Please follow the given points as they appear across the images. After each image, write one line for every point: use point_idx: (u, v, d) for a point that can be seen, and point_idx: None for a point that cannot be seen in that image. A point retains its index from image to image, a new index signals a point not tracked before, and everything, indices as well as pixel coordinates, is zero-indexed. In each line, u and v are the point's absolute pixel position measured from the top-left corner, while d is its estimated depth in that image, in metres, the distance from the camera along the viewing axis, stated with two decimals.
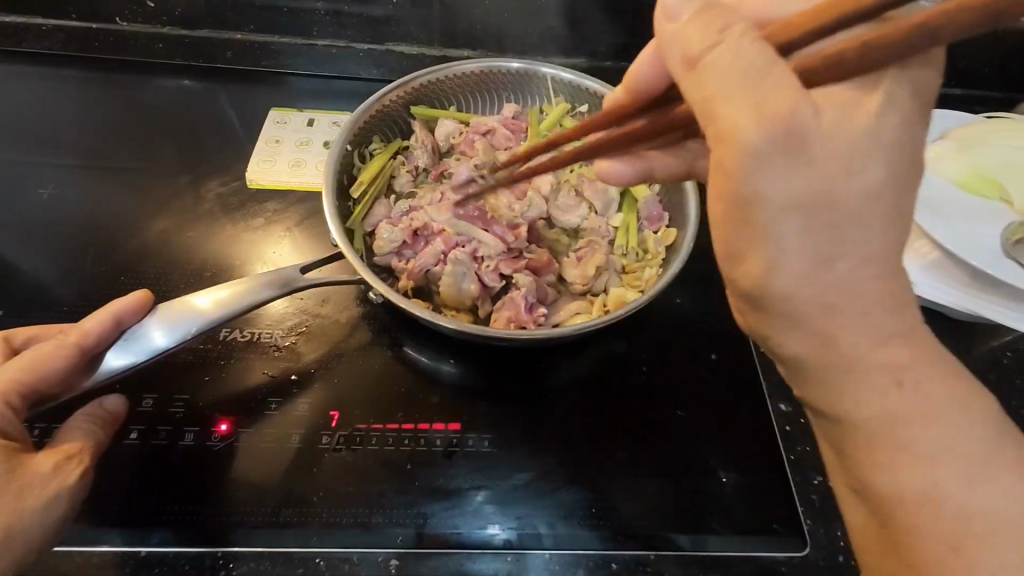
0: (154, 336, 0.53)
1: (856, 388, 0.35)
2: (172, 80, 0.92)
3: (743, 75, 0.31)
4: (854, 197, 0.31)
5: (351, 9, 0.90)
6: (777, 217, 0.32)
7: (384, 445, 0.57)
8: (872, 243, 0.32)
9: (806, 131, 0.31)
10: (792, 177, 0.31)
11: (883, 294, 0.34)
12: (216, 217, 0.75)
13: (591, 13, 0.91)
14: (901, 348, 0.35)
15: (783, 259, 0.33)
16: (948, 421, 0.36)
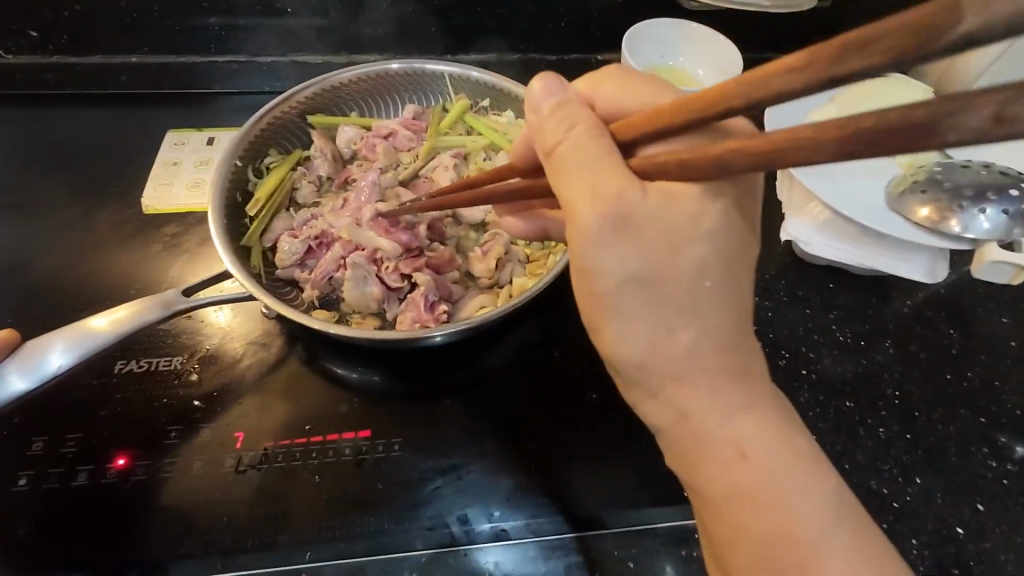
0: (51, 361, 0.53)
1: (704, 456, 0.40)
2: (66, 109, 0.89)
3: (582, 166, 0.37)
4: (683, 275, 0.37)
5: (245, 22, 0.88)
6: (616, 290, 0.37)
7: (291, 461, 0.56)
8: (704, 322, 0.37)
9: (640, 213, 0.35)
10: (624, 257, 0.36)
11: (724, 365, 0.39)
12: (112, 247, 0.73)
13: (491, 7, 0.90)
14: (736, 406, 0.40)
15: (628, 332, 0.38)
16: (783, 484, 0.40)
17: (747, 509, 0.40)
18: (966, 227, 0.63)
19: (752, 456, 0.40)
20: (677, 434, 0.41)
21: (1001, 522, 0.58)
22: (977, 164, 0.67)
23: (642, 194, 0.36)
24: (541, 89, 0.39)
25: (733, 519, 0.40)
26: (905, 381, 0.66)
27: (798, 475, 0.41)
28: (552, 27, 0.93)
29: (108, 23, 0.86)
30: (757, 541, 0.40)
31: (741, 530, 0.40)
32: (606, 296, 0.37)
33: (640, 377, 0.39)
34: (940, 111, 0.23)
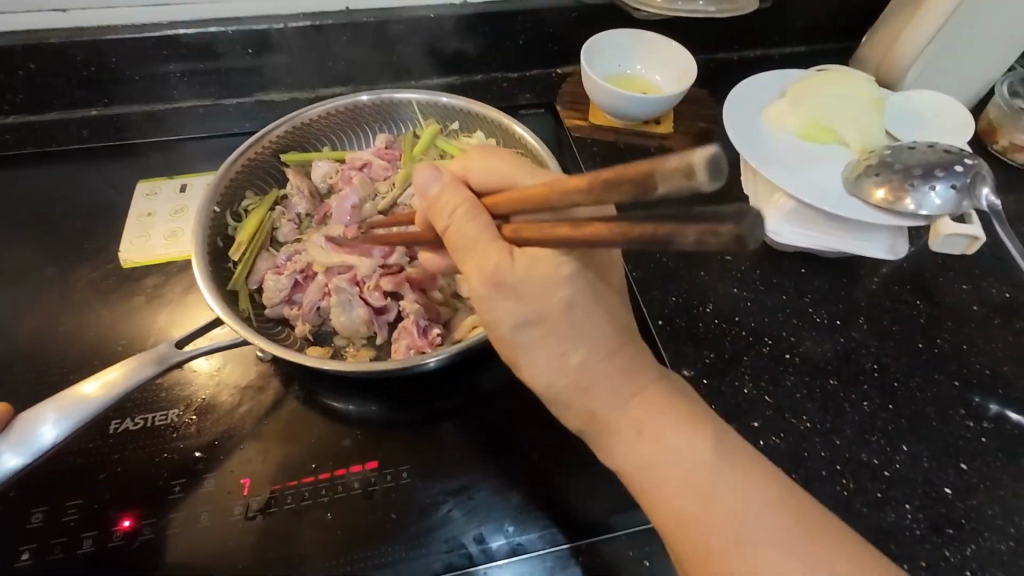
0: (43, 434, 0.52)
1: (617, 449, 0.47)
2: (27, 168, 0.87)
3: (467, 243, 0.46)
4: (563, 309, 0.45)
5: (207, 66, 0.88)
6: (513, 334, 0.46)
7: (301, 501, 0.56)
8: (584, 340, 0.46)
9: (512, 277, 0.45)
10: (511, 309, 0.45)
11: (612, 369, 0.47)
12: (92, 305, 0.72)
13: (452, 32, 0.92)
14: (640, 409, 0.47)
15: (533, 361, 0.47)
16: (692, 462, 0.45)
17: (670, 496, 0.44)
18: (920, 205, 0.67)
19: (668, 450, 0.45)
20: (593, 436, 0.49)
21: (984, 478, 0.61)
22: (921, 145, 0.71)
23: (514, 263, 0.45)
24: (423, 181, 0.48)
25: (662, 509, 0.45)
26: (881, 354, 0.70)
27: (714, 460, 0.45)
28: (513, 46, 0.95)
29: (65, 78, 0.85)
30: (684, 526, 0.43)
31: (670, 518, 0.44)
32: (509, 337, 0.47)
33: (551, 394, 0.48)
34: (664, 233, 0.34)
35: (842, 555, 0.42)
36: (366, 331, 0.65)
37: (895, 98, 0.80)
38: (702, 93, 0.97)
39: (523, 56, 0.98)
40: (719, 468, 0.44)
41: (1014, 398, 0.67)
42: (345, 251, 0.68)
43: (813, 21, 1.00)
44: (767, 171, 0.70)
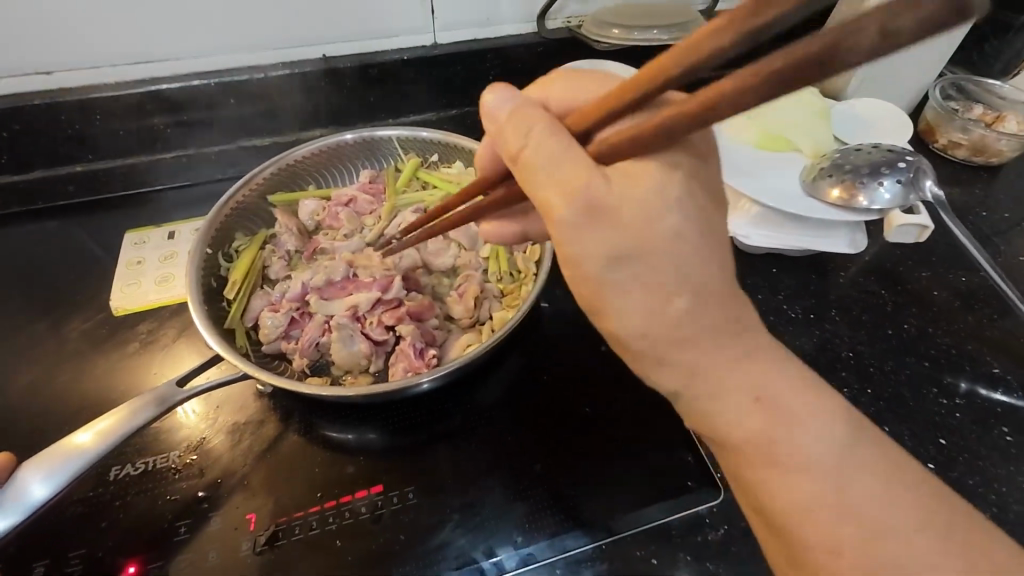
0: (33, 490, 0.52)
1: (717, 414, 0.42)
2: (12, 227, 0.88)
3: (551, 159, 0.37)
4: (667, 243, 0.38)
5: (190, 117, 0.91)
6: (604, 269, 0.38)
7: (309, 531, 0.56)
8: (693, 275, 0.38)
9: (609, 198, 0.37)
10: (605, 238, 0.37)
11: (721, 318, 0.40)
12: (85, 354, 0.72)
13: (426, 72, 0.97)
14: (755, 372, 0.42)
15: (625, 306, 0.39)
16: (808, 434, 0.42)
17: (779, 481, 0.42)
18: (872, 200, 0.73)
19: (789, 441, 0.42)
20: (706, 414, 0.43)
21: (962, 451, 0.64)
22: (867, 146, 0.77)
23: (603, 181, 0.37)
24: (494, 106, 0.41)
25: (771, 493, 0.42)
26: (855, 342, 0.74)
27: (827, 432, 0.42)
28: (484, 82, 1.01)
29: (48, 136, 0.87)
30: (807, 525, 0.41)
31: (789, 515, 0.42)
32: (594, 275, 0.38)
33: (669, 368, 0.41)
34: (837, 43, 0.26)
35: (940, 514, 0.41)
36: (366, 364, 0.67)
37: (839, 107, 0.87)
38: None
39: None
40: (839, 457, 0.42)
41: (981, 373, 0.71)
42: (340, 291, 0.71)
43: None
44: (732, 180, 0.76)
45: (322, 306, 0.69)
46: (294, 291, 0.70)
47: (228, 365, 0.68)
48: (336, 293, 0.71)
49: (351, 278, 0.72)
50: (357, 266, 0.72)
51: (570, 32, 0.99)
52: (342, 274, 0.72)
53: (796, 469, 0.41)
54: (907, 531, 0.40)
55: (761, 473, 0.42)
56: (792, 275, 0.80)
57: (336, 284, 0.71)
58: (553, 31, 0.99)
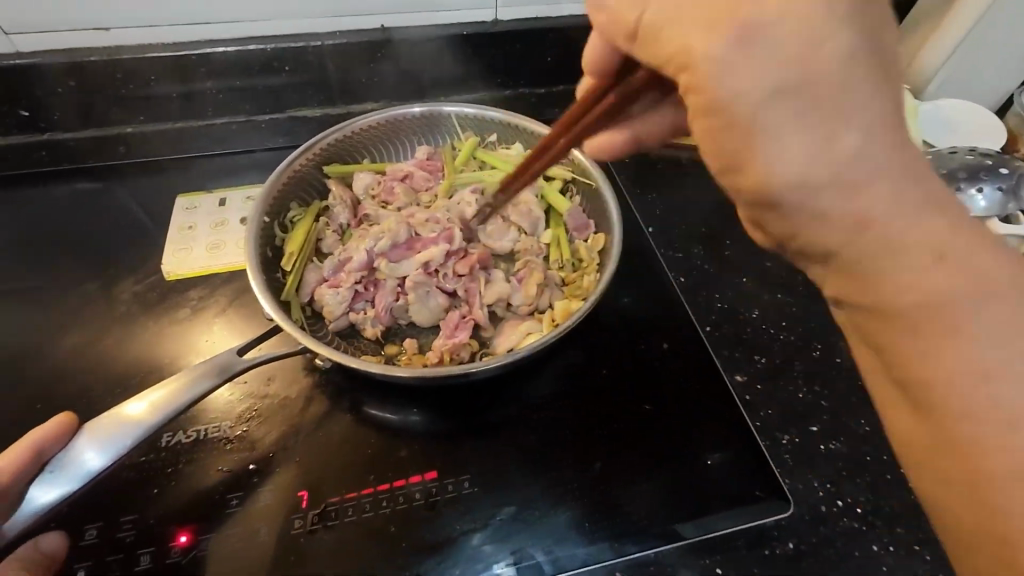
0: (87, 459, 0.50)
1: (937, 306, 0.35)
2: (64, 186, 0.86)
3: (674, 18, 0.35)
4: (830, 63, 0.33)
5: (243, 83, 0.88)
6: (761, 108, 0.34)
7: (362, 513, 0.55)
8: (877, 115, 0.34)
9: (779, 35, 0.32)
10: (774, 69, 0.33)
11: (907, 166, 0.34)
12: (136, 318, 0.71)
13: (484, 47, 0.93)
14: (973, 262, 0.35)
15: (779, 149, 0.34)
16: (1011, 348, 0.35)
17: (968, 388, 0.35)
18: (962, 207, 0.69)
19: (1010, 347, 0.35)
20: (901, 340, 0.36)
21: None
22: (962, 149, 0.73)
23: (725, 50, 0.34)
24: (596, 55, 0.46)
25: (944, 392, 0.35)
26: None
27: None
28: (545, 62, 0.97)
29: (103, 95, 0.85)
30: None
31: (989, 474, 0.35)
32: (742, 120, 0.34)
33: (873, 292, 0.36)
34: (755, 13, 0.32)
35: None
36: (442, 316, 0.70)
37: (927, 105, 0.82)
38: None
39: (553, 73, 0.99)
40: None
41: None
42: (408, 251, 0.71)
43: None
44: None
45: (391, 269, 0.69)
46: (360, 258, 0.69)
47: (280, 339, 0.67)
48: (399, 252, 0.71)
49: (415, 237, 0.72)
50: (417, 226, 0.71)
51: None
52: (405, 235, 0.71)
53: (1003, 380, 0.35)
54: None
55: (950, 366, 0.35)
56: None
57: (402, 245, 0.71)
58: None
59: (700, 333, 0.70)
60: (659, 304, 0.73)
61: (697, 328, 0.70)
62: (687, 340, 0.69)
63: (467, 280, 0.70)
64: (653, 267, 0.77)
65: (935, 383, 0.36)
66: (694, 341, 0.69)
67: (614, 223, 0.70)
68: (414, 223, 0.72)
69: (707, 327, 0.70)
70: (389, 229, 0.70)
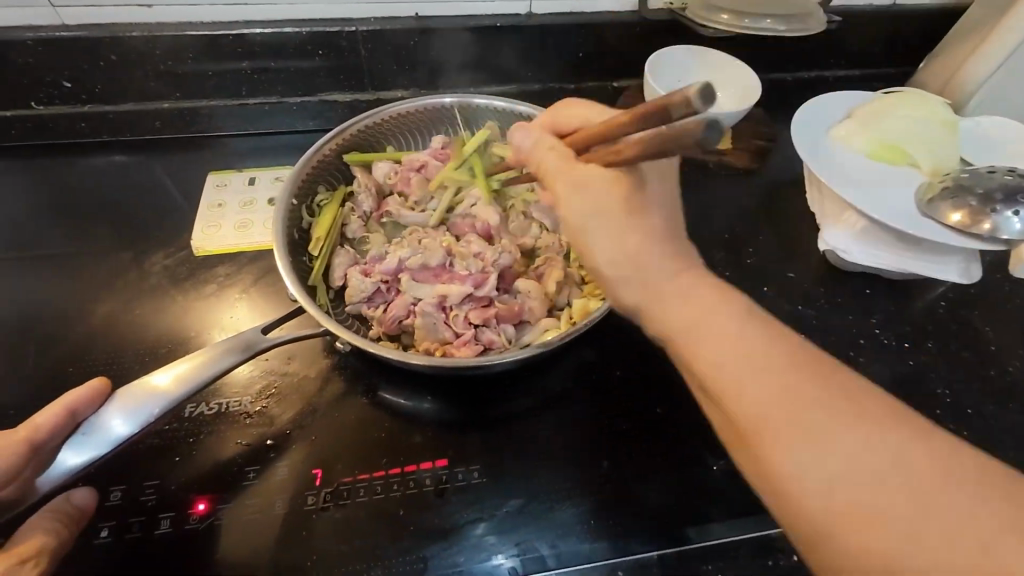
0: (114, 426, 0.52)
1: (737, 375, 0.40)
2: (102, 157, 0.89)
3: (557, 173, 0.47)
4: (613, 215, 0.45)
5: (277, 64, 0.89)
6: (587, 227, 0.45)
7: (373, 495, 0.56)
8: (615, 249, 0.45)
9: (588, 175, 0.46)
10: (581, 201, 0.46)
11: (695, 290, 0.43)
12: (166, 291, 0.73)
13: (516, 39, 0.93)
14: (755, 342, 0.41)
15: (598, 249, 0.45)
16: (827, 419, 0.38)
17: (802, 448, 0.37)
18: (997, 228, 0.68)
19: (813, 420, 0.38)
20: (730, 398, 0.40)
21: None
22: (1002, 169, 0.72)
23: (613, 169, 0.45)
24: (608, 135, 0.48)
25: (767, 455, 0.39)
26: (953, 379, 0.68)
27: (877, 435, 0.37)
28: (577, 57, 0.96)
29: (142, 70, 0.87)
30: (865, 522, 0.35)
31: (818, 526, 0.37)
32: (580, 235, 0.46)
33: (691, 348, 0.42)
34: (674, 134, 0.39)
35: None
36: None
37: (969, 123, 0.81)
38: (761, 110, 0.96)
39: (584, 69, 0.98)
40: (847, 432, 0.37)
41: None
42: (434, 277, 0.70)
43: (876, 41, 0.99)
44: (838, 189, 0.72)
45: (411, 287, 0.68)
46: (388, 265, 0.69)
47: (302, 319, 0.68)
48: (426, 277, 0.70)
49: (446, 267, 0.71)
50: (454, 257, 0.71)
51: (672, 15, 0.93)
52: (437, 262, 0.70)
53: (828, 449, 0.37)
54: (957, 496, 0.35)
55: (774, 438, 0.38)
56: (889, 298, 0.75)
57: (431, 269, 0.70)
58: (654, 10, 0.93)
59: None
60: None
61: None
62: None
63: (476, 331, 0.67)
64: None
65: (768, 450, 0.38)
66: None
67: None
68: (452, 252, 0.71)
69: None
70: (425, 250, 0.71)
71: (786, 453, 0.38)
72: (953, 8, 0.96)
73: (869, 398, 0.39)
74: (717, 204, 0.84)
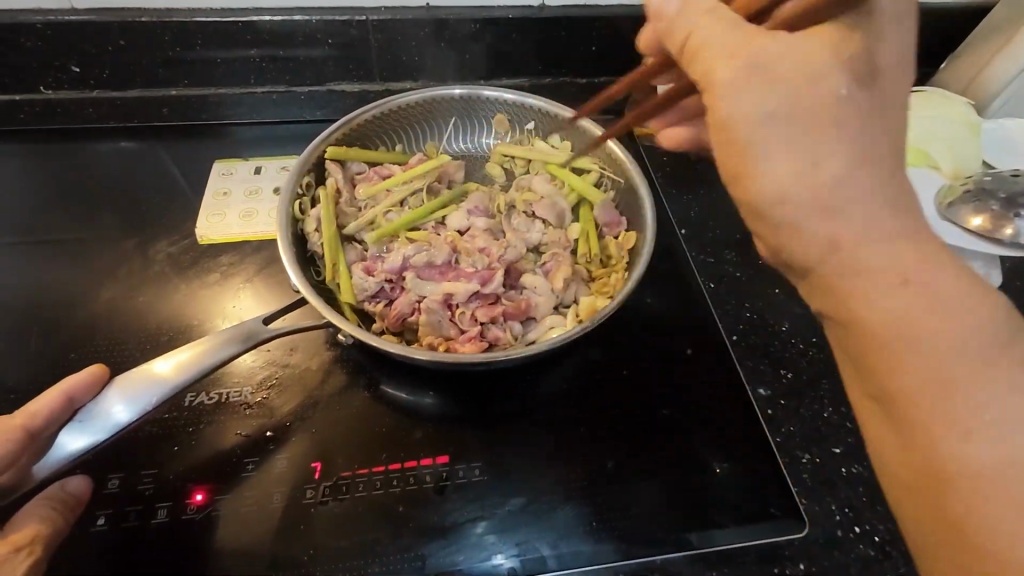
0: (115, 412, 0.51)
1: (862, 289, 0.38)
2: (107, 143, 0.89)
3: (716, 36, 0.40)
4: (828, 99, 0.38)
5: (286, 53, 0.88)
6: (759, 129, 0.39)
7: (372, 490, 0.55)
8: (845, 141, 0.38)
9: (772, 52, 0.39)
10: (766, 95, 0.39)
11: (886, 199, 0.38)
12: (169, 278, 0.72)
13: (528, 32, 0.91)
14: (909, 253, 0.38)
15: (766, 165, 0.39)
16: (946, 343, 0.37)
17: (920, 378, 0.37)
18: (1018, 233, 0.67)
19: (921, 348, 0.37)
20: (867, 339, 0.39)
21: None
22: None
23: (795, 37, 0.39)
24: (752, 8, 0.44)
25: (903, 384, 0.38)
26: None
27: (977, 348, 0.36)
28: (589, 51, 0.95)
29: (150, 55, 0.86)
30: (968, 474, 0.36)
31: (933, 460, 0.37)
32: (742, 135, 0.40)
33: (832, 284, 0.39)
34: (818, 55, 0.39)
35: None
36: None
37: (993, 126, 0.79)
38: None
39: (596, 64, 0.97)
40: (971, 345, 0.36)
41: None
42: (440, 275, 0.69)
43: None
44: None
45: (416, 285, 0.68)
46: (394, 263, 0.69)
47: (304, 311, 0.68)
48: (432, 274, 0.69)
49: (453, 265, 0.70)
50: (460, 255, 0.70)
51: None
52: (443, 260, 0.70)
53: (943, 380, 0.37)
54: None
55: (891, 368, 0.38)
56: None
57: (437, 267, 0.69)
58: None
59: (725, 342, 0.68)
60: (685, 309, 0.71)
61: (722, 336, 0.69)
62: (711, 348, 0.68)
63: (482, 329, 0.66)
64: (682, 270, 0.75)
65: (893, 379, 0.38)
66: (718, 350, 0.68)
67: (649, 224, 0.69)
68: (458, 251, 0.71)
69: (733, 337, 0.69)
70: (432, 248, 0.70)
71: (897, 381, 0.38)
72: None
73: (994, 354, 0.36)
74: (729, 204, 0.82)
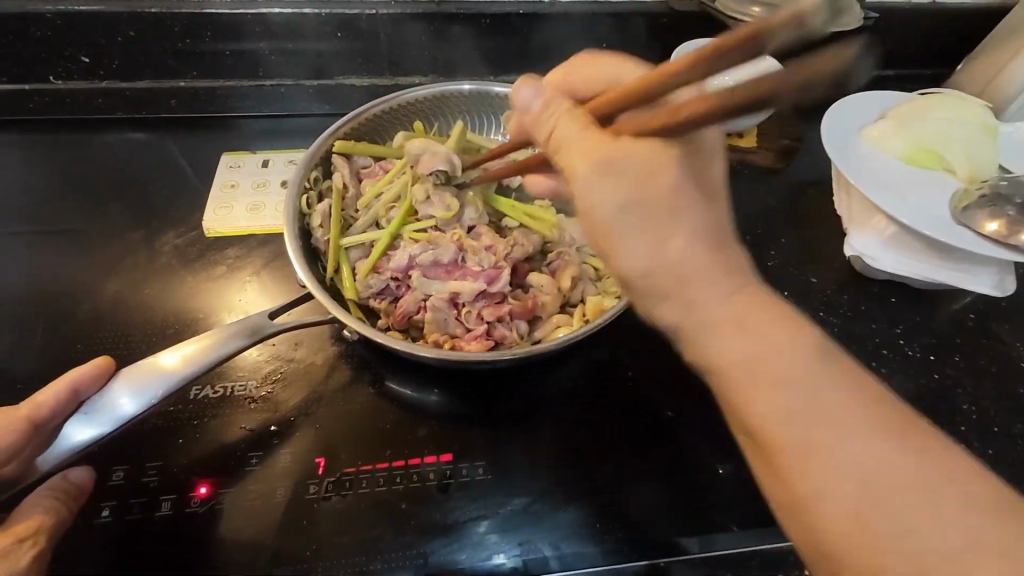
0: (121, 404, 0.51)
1: (731, 352, 0.40)
2: (115, 133, 0.89)
3: (572, 138, 0.43)
4: (610, 197, 0.40)
5: (295, 46, 0.88)
6: (624, 237, 0.41)
7: (376, 487, 0.55)
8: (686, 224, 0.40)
9: (623, 161, 0.40)
10: (611, 193, 0.40)
11: (711, 262, 0.40)
12: (176, 270, 0.72)
13: (539, 27, 0.90)
14: (753, 311, 0.40)
15: (630, 249, 0.41)
16: (829, 404, 0.38)
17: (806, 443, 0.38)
18: None
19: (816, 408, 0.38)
20: (749, 407, 0.39)
21: None
22: None
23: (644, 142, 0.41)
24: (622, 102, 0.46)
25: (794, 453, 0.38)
26: (979, 395, 0.66)
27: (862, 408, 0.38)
28: (600, 47, 0.94)
29: (158, 47, 0.85)
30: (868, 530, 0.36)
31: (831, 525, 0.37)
32: (600, 227, 0.41)
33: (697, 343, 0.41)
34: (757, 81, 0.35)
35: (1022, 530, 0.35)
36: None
37: (1010, 129, 0.78)
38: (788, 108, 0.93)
39: None
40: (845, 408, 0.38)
41: None
42: (446, 274, 0.69)
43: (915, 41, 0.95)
44: (868, 192, 0.69)
45: (422, 283, 0.67)
46: (400, 261, 0.68)
47: (310, 306, 0.67)
48: (438, 273, 0.69)
49: (459, 263, 0.69)
50: (466, 253, 0.69)
51: (700, 6, 0.90)
52: (450, 258, 0.69)
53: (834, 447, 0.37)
54: (957, 491, 0.36)
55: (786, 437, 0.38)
56: (915, 308, 0.73)
57: (444, 265, 0.69)
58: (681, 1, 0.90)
59: None
60: None
61: None
62: None
63: (489, 327, 0.65)
64: None
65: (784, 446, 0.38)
66: None
67: None
68: (464, 248, 0.70)
69: None
70: (439, 246, 0.69)
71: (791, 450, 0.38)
72: (998, 7, 0.92)
73: (884, 412, 0.38)
74: (739, 205, 0.81)
